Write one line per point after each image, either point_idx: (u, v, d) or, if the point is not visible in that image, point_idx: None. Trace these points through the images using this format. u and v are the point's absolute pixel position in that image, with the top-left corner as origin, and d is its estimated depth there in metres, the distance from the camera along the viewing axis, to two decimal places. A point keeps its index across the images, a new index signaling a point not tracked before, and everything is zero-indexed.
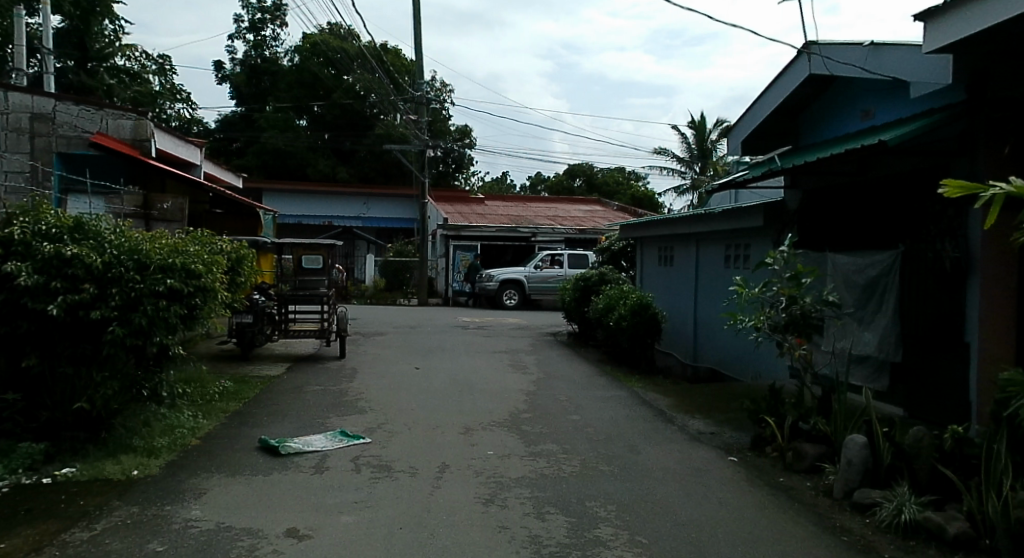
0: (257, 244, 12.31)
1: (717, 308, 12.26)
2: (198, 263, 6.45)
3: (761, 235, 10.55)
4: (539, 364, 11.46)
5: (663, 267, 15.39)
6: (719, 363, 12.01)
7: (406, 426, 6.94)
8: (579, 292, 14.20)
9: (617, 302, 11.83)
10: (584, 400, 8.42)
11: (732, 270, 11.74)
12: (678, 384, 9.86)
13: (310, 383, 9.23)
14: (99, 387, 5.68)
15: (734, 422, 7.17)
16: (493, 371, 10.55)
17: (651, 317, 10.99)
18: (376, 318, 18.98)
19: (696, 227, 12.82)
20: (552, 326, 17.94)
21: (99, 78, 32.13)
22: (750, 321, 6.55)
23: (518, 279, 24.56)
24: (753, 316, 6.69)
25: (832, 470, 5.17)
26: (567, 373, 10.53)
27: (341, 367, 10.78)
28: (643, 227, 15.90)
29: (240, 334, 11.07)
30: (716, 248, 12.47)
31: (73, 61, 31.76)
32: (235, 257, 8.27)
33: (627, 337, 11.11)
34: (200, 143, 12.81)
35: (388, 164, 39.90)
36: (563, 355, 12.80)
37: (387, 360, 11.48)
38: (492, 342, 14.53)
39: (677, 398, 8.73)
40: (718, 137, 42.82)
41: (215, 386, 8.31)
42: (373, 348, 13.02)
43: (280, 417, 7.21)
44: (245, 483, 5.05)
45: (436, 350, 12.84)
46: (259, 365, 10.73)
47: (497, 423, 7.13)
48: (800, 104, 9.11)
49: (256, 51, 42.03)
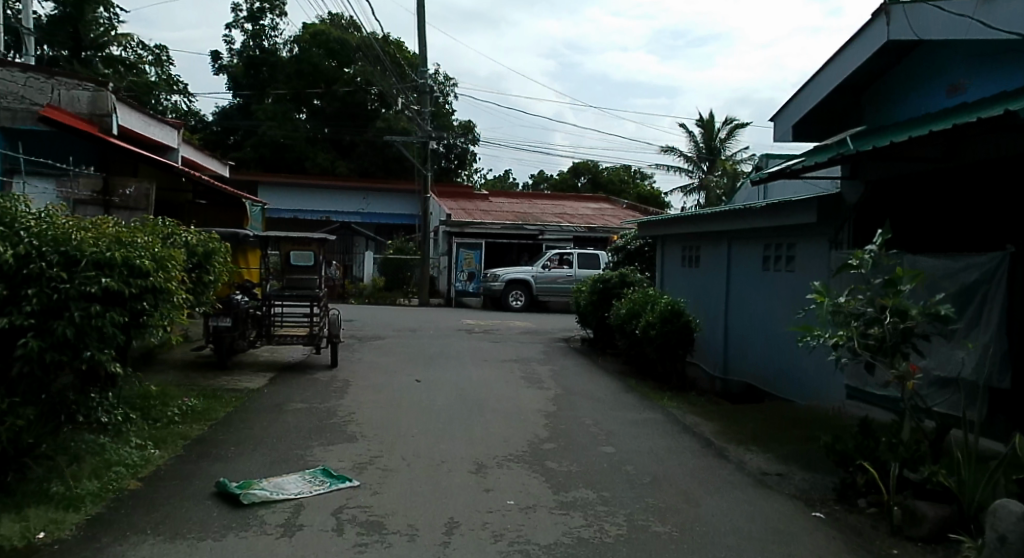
0: (239, 239, 11.06)
1: (755, 316, 11.03)
2: (145, 257, 5.15)
3: (812, 234, 9.25)
4: (555, 377, 10.19)
5: (686, 269, 14.15)
6: (759, 377, 10.78)
7: (403, 461, 5.65)
8: (597, 295, 12.89)
9: (643, 307, 10.56)
10: (616, 426, 7.11)
11: (772, 273, 10.49)
12: (718, 405, 8.57)
13: (293, 400, 7.94)
14: (9, 416, 4.22)
15: (805, 461, 5.86)
16: (505, 386, 9.25)
17: (684, 324, 9.71)
18: (373, 321, 17.72)
19: (729, 225, 11.55)
20: (562, 331, 16.67)
21: (93, 68, 30.86)
22: (831, 339, 5.21)
23: (524, 279, 23.27)
24: (834, 331, 5.35)
25: (970, 543, 3.85)
26: (590, 389, 9.23)
27: (332, 378, 9.49)
28: (665, 225, 14.65)
29: (217, 340, 9.80)
30: (751, 248, 11.22)
31: (67, 50, 30.47)
32: (204, 251, 7.00)
33: (656, 346, 9.84)
34: (179, 125, 11.43)
35: (389, 159, 38.61)
36: (581, 365, 11.50)
37: (385, 370, 10.22)
38: (502, 349, 13.22)
39: (724, 423, 7.41)
40: (728, 136, 41.59)
41: (179, 405, 6.99)
42: (370, 356, 11.71)
43: (252, 446, 5.93)
44: (186, 553, 3.73)
45: (440, 359, 11.53)
46: (237, 375, 9.42)
47: (516, 458, 5.82)
48: (868, 78, 7.84)
49: (254, 40, 40.22)
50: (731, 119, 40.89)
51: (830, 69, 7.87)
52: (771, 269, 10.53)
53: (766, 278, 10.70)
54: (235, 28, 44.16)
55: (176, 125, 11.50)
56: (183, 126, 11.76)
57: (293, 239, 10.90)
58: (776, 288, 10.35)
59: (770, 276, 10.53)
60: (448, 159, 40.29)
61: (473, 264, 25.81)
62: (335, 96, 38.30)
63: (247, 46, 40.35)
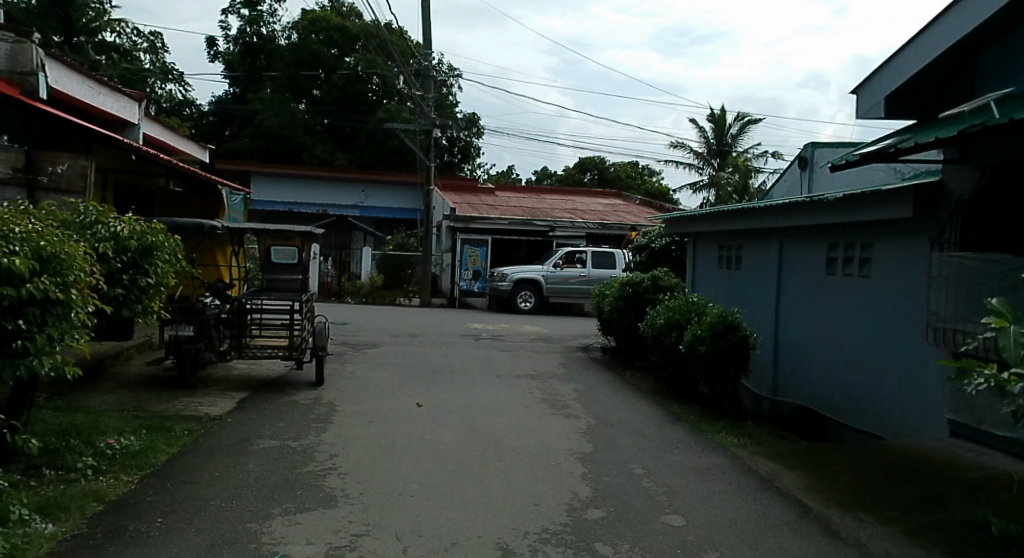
0: (211, 233, 9.44)
1: (815, 329, 9.43)
2: (19, 253, 3.49)
3: (898, 235, 7.62)
4: (582, 400, 8.58)
5: (724, 270, 12.53)
6: (821, 400, 9.20)
7: (397, 544, 3.98)
8: (625, 300, 11.22)
9: (686, 317, 8.94)
10: (676, 480, 5.46)
11: (839, 278, 8.89)
12: (788, 444, 6.93)
13: (263, 434, 6.30)
14: None
15: (954, 545, 4.21)
16: (525, 414, 7.59)
17: (740, 340, 8.07)
18: (369, 324, 16.13)
19: (783, 221, 9.94)
20: (579, 338, 15.04)
21: (87, 53, 28.71)
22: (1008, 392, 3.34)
23: (534, 279, 21.63)
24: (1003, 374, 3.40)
25: None
26: (629, 419, 7.58)
27: (314, 402, 7.88)
28: (700, 220, 13.05)
29: (177, 353, 8.15)
30: (810, 248, 9.63)
31: (59, 35, 28.43)
32: (141, 247, 5.30)
33: (707, 366, 8.20)
34: (140, 97, 9.73)
35: (389, 151, 36.96)
36: (609, 384, 9.87)
37: (379, 390, 8.61)
38: (516, 361, 11.58)
39: (810, 477, 5.76)
40: (740, 133, 39.92)
41: (105, 447, 5.31)
42: (362, 370, 10.06)
43: (192, 515, 4.26)
44: None
45: (443, 374, 9.91)
46: (201, 397, 7.80)
47: (555, 539, 4.16)
48: (992, 33, 6.20)
49: (251, 26, 38.57)
50: (743, 115, 39.21)
51: (944, 22, 6.24)
52: (837, 273, 8.93)
53: (831, 283, 9.10)
54: (231, 14, 42.26)
55: (137, 96, 9.78)
56: (145, 99, 10.04)
57: (274, 233, 9.25)
58: (844, 297, 8.75)
59: (837, 281, 8.93)
60: (451, 152, 38.69)
61: (479, 263, 24.56)
62: (334, 85, 36.84)
63: (244, 33, 38.59)
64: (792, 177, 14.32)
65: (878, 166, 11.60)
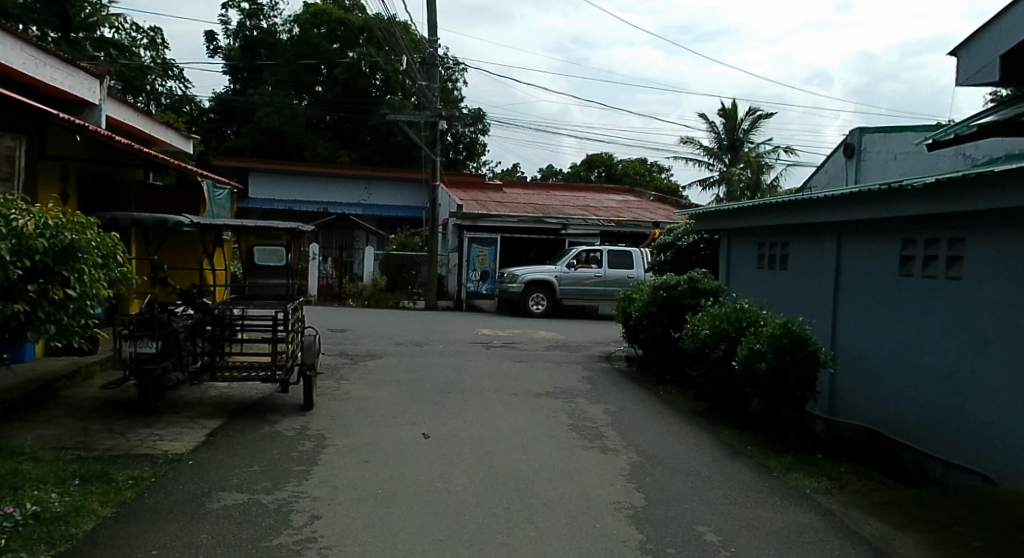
0: (184, 233, 8.14)
1: (885, 340, 8.10)
2: None
3: (1004, 230, 6.27)
4: (617, 425, 7.29)
5: (766, 271, 11.21)
6: (891, 422, 7.88)
7: None
8: (658, 306, 9.88)
9: (738, 327, 7.63)
10: (763, 551, 4.14)
11: (917, 281, 7.55)
12: (881, 491, 5.59)
13: (232, 482, 5.02)
14: None
15: None
16: (554, 450, 6.25)
17: (808, 356, 6.74)
18: (368, 330, 14.87)
19: (843, 215, 8.64)
20: (598, 345, 13.74)
21: (84, 49, 27.43)
22: None
23: (547, 281, 20.30)
24: None
25: None
26: (678, 455, 6.28)
27: (301, 432, 6.62)
28: (735, 215, 11.75)
29: (137, 374, 6.81)
30: (877, 246, 8.30)
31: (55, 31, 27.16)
32: (57, 248, 3.96)
33: (768, 386, 6.86)
34: (102, 74, 8.47)
35: (393, 147, 35.72)
36: (643, 403, 8.57)
37: (378, 415, 7.35)
38: (533, 374, 10.28)
39: (934, 542, 4.44)
40: (752, 127, 38.51)
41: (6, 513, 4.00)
42: (359, 389, 8.77)
43: None
44: None
45: (455, 392, 8.64)
46: (165, 427, 6.53)
47: None
48: None
49: (251, 19, 37.52)
50: (756, 109, 37.82)
51: None
52: (914, 275, 7.60)
53: (905, 287, 7.76)
54: (231, 7, 41.11)
55: (98, 74, 8.51)
56: (108, 77, 8.80)
57: (257, 231, 7.98)
58: (924, 302, 7.41)
59: (914, 284, 7.59)
60: (456, 149, 37.48)
61: (487, 263, 23.60)
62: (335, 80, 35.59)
63: (244, 26, 37.50)
64: (834, 167, 13.00)
65: (942, 153, 10.34)
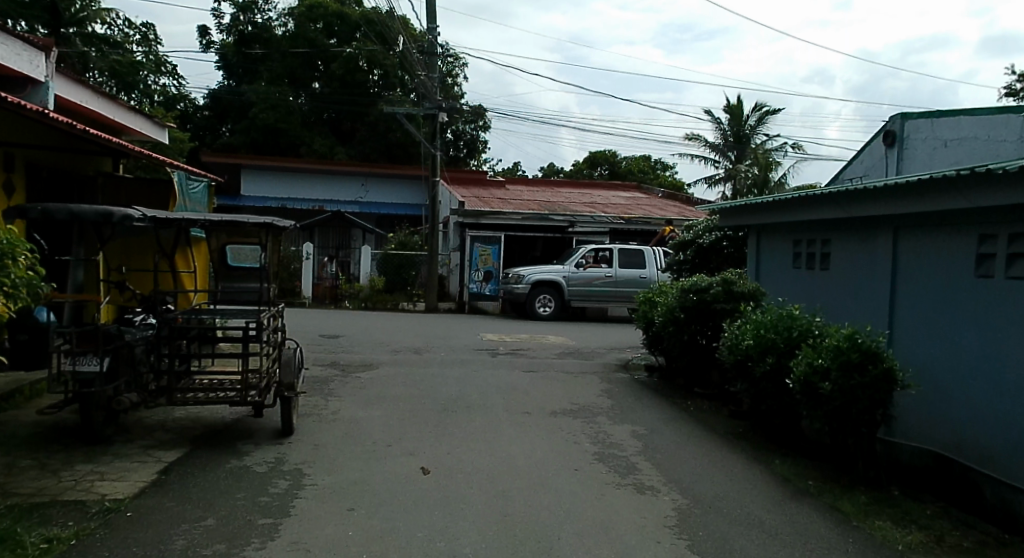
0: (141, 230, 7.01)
1: (954, 351, 6.92)
2: None
3: None
4: (649, 453, 6.20)
5: (806, 271, 10.06)
6: (963, 448, 6.69)
7: None
8: (686, 311, 8.79)
9: (790, 337, 6.50)
10: None
11: (995, 284, 6.34)
12: (994, 545, 4.47)
13: (174, 546, 3.88)
14: None
15: None
16: (580, 490, 5.14)
17: (881, 376, 5.59)
18: (364, 336, 13.78)
19: (904, 207, 7.49)
20: (614, 352, 12.64)
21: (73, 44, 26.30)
22: None
23: (555, 282, 19.20)
24: None
25: None
26: (731, 495, 5.18)
27: (275, 467, 5.52)
28: (767, 209, 10.63)
29: (80, 399, 5.70)
30: (946, 242, 7.12)
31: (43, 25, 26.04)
32: None
33: (832, 409, 5.72)
34: (48, 46, 7.49)
35: (391, 143, 34.61)
36: (674, 424, 7.46)
37: (368, 443, 6.23)
38: (546, 388, 9.19)
39: None
40: (760, 122, 37.32)
41: None
42: (348, 407, 7.68)
43: None
44: None
45: (459, 413, 7.53)
46: (112, 462, 5.43)
47: None
48: None
49: (245, 14, 36.37)
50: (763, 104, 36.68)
51: None
52: (991, 276, 6.40)
53: (981, 290, 6.55)
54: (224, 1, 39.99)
55: (43, 46, 7.52)
56: (55, 50, 7.76)
57: (227, 228, 6.81)
58: (1004, 309, 6.20)
59: (992, 286, 6.39)
60: (456, 146, 36.42)
61: (489, 262, 22.09)
62: (331, 75, 34.47)
63: (238, 21, 36.36)
64: (872, 157, 11.87)
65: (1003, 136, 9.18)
